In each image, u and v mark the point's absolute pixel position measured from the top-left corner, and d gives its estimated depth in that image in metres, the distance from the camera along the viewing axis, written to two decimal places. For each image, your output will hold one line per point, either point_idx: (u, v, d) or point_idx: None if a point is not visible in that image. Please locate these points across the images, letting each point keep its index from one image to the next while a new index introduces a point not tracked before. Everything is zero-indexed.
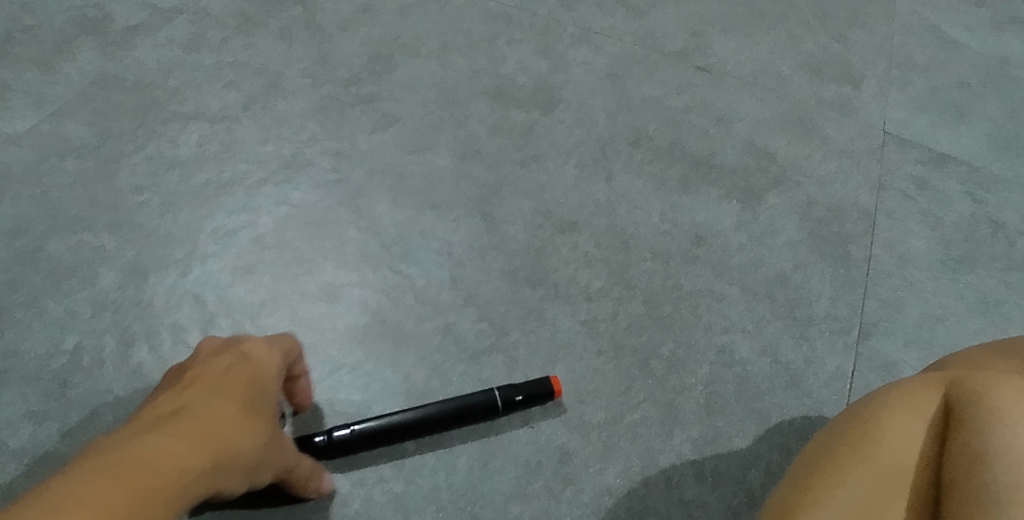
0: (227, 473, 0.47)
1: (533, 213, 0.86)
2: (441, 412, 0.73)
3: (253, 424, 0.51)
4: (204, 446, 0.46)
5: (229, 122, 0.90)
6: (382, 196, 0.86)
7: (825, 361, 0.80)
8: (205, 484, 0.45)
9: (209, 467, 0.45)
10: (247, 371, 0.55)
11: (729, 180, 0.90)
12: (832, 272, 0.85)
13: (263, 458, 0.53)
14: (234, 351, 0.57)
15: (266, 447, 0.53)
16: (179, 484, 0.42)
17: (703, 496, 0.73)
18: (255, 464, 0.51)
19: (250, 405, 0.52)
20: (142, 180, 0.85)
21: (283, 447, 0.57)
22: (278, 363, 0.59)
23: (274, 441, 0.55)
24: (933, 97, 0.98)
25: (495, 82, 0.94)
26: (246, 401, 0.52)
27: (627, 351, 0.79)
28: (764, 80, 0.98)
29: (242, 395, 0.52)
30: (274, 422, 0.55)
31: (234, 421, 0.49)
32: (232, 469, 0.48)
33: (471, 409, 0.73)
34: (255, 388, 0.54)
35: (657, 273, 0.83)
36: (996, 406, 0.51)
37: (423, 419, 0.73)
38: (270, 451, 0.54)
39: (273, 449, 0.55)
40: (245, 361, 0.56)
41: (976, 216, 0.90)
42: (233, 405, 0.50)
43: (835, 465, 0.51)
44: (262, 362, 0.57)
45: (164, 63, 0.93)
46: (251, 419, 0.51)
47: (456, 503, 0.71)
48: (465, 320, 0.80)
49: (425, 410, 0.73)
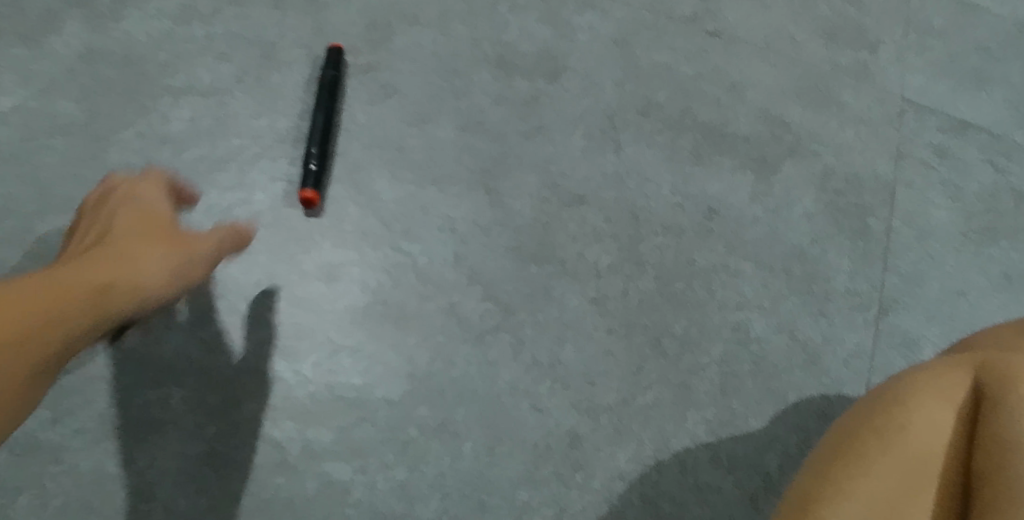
0: (121, 286, 0.51)
1: (539, 186, 0.82)
2: (327, 111, 0.82)
3: (127, 261, 0.54)
4: (66, 276, 0.48)
5: (221, 96, 0.86)
6: (381, 170, 0.82)
7: (843, 338, 0.78)
8: (60, 302, 0.46)
9: (88, 297, 0.48)
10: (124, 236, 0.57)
11: (742, 149, 0.86)
12: (850, 245, 0.82)
13: (142, 261, 0.55)
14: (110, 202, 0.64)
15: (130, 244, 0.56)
16: (34, 306, 0.44)
17: (718, 480, 0.72)
18: (114, 256, 0.54)
19: (105, 256, 0.53)
20: (133, 158, 0.84)
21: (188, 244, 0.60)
22: (154, 188, 0.66)
23: (126, 235, 0.57)
24: (954, 63, 0.93)
25: (497, 50, 0.89)
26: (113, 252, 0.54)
27: (638, 329, 0.77)
28: (779, 44, 0.92)
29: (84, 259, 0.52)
30: (145, 236, 0.58)
31: (100, 262, 0.52)
32: (109, 288, 0.50)
33: (323, 85, 0.84)
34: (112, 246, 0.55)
35: (669, 248, 0.80)
36: None
37: (317, 123, 0.82)
38: (150, 255, 0.55)
39: (152, 239, 0.57)
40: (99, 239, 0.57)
41: (998, 185, 0.87)
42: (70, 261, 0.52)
43: (859, 454, 0.48)
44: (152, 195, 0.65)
45: (154, 34, 0.88)
46: (130, 242, 0.56)
47: (463, 490, 0.71)
48: (470, 299, 0.77)
49: (318, 118, 0.81)
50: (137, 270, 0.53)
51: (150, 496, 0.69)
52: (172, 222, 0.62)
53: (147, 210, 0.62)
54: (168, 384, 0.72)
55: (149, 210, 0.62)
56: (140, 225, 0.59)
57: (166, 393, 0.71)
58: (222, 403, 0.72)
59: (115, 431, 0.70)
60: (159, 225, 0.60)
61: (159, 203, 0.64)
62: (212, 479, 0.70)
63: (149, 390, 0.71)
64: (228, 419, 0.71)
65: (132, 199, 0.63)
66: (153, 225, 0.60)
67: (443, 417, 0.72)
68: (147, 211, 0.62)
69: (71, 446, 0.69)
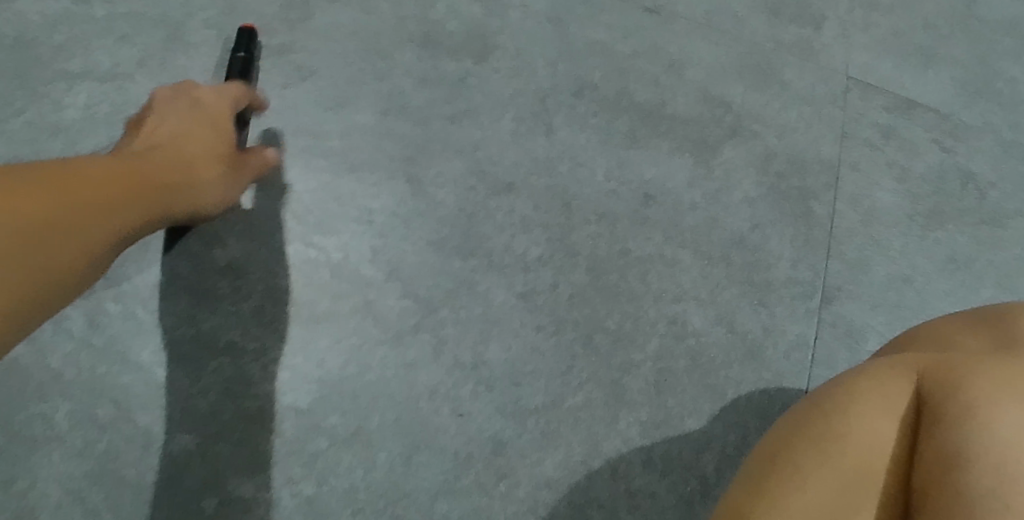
0: (157, 192, 0.48)
1: (464, 173, 0.77)
2: None
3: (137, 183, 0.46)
4: (126, 175, 0.46)
5: (121, 81, 0.81)
6: (294, 158, 0.77)
7: (786, 329, 0.74)
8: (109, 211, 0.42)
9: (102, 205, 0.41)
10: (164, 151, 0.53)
11: (680, 131, 0.82)
12: (792, 230, 0.78)
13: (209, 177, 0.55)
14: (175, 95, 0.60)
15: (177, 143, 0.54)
16: (113, 189, 0.43)
17: (652, 485, 0.68)
18: (186, 163, 0.53)
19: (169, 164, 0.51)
20: (21, 149, 0.78)
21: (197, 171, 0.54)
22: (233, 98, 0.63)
23: (183, 139, 0.55)
24: (899, 39, 0.89)
25: (423, 28, 0.83)
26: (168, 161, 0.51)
27: (569, 325, 0.72)
28: (719, 21, 0.87)
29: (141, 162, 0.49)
30: (212, 151, 0.56)
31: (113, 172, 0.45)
32: (151, 179, 0.48)
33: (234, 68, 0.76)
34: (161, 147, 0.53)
35: (602, 238, 0.76)
36: (976, 401, 0.45)
37: None
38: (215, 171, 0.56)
39: (224, 147, 0.57)
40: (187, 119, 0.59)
41: (945, 165, 0.84)
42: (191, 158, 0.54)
43: (794, 466, 0.45)
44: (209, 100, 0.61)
45: (50, 15, 0.82)
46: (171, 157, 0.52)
47: (376, 504, 0.66)
48: (387, 297, 0.71)
49: None
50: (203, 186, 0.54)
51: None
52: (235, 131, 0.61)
53: (210, 111, 0.60)
54: (54, 397, 0.65)
55: (218, 117, 0.60)
56: (197, 136, 0.56)
57: (51, 407, 0.65)
58: (113, 415, 0.65)
59: None
60: (218, 125, 0.59)
61: (180, 115, 0.58)
62: (99, 500, 0.63)
63: (35, 404, 0.65)
64: (118, 433, 0.65)
65: (213, 95, 0.61)
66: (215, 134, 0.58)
67: (355, 426, 0.67)
68: (213, 109, 0.60)
69: None
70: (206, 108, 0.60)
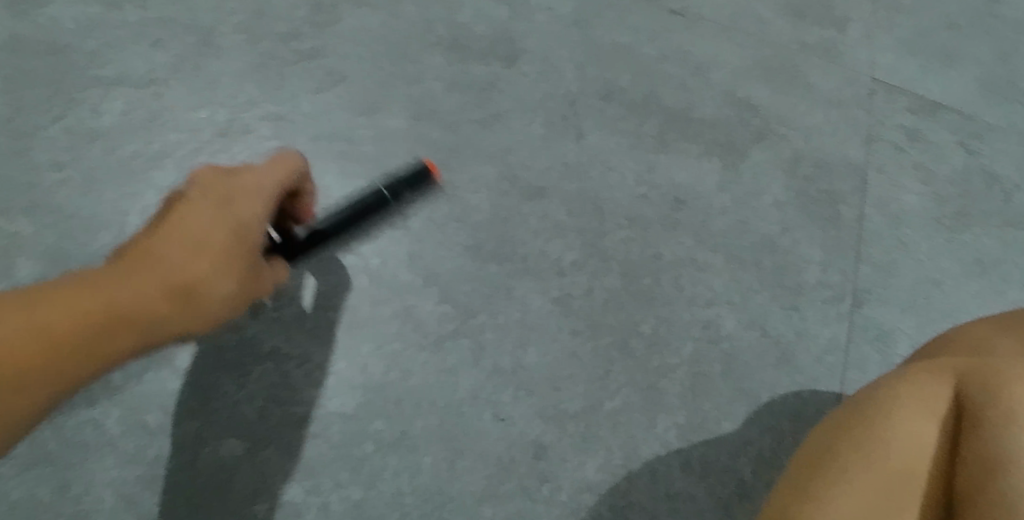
0: (119, 339, 0.44)
1: (497, 178, 0.78)
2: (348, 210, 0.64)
3: (126, 333, 0.45)
4: (126, 328, 0.44)
5: (156, 86, 0.80)
6: (328, 165, 0.78)
7: (817, 333, 0.76)
8: (69, 370, 0.42)
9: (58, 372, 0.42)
10: (149, 271, 0.46)
11: (708, 135, 0.83)
12: (821, 234, 0.80)
13: (192, 309, 0.48)
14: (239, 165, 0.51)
15: (174, 260, 0.46)
16: (84, 351, 0.43)
17: (691, 488, 0.70)
18: (192, 293, 0.47)
19: (132, 309, 0.45)
20: (60, 155, 0.77)
21: (182, 307, 0.47)
22: (278, 184, 0.52)
23: (188, 253, 0.47)
24: (923, 40, 0.89)
25: (451, 32, 0.84)
26: (124, 307, 0.44)
27: (604, 330, 0.73)
28: (744, 23, 0.88)
29: (81, 311, 0.43)
30: (197, 274, 0.47)
31: (111, 312, 0.44)
32: (131, 317, 0.44)
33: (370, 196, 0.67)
34: (140, 265, 0.46)
35: (635, 242, 0.77)
36: (1016, 406, 0.47)
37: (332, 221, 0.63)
38: (202, 302, 0.48)
39: (220, 281, 0.48)
40: (206, 205, 0.49)
41: (971, 168, 0.85)
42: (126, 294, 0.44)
43: (841, 470, 0.45)
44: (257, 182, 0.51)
45: (82, 20, 0.82)
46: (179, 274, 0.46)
47: (423, 508, 0.67)
48: (426, 303, 0.72)
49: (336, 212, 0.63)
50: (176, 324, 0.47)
51: None
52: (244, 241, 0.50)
53: (234, 208, 0.49)
54: (105, 403, 0.67)
55: (242, 227, 0.49)
56: (195, 249, 0.47)
57: (103, 413, 0.66)
58: (164, 421, 0.67)
59: (47, 456, 0.65)
60: (228, 245, 0.49)
61: (198, 215, 0.48)
62: (154, 505, 0.65)
63: (81, 409, 0.66)
64: (170, 439, 0.67)
65: (253, 192, 0.50)
66: (207, 249, 0.48)
67: (399, 431, 0.69)
68: (234, 216, 0.49)
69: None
70: (237, 193, 0.50)
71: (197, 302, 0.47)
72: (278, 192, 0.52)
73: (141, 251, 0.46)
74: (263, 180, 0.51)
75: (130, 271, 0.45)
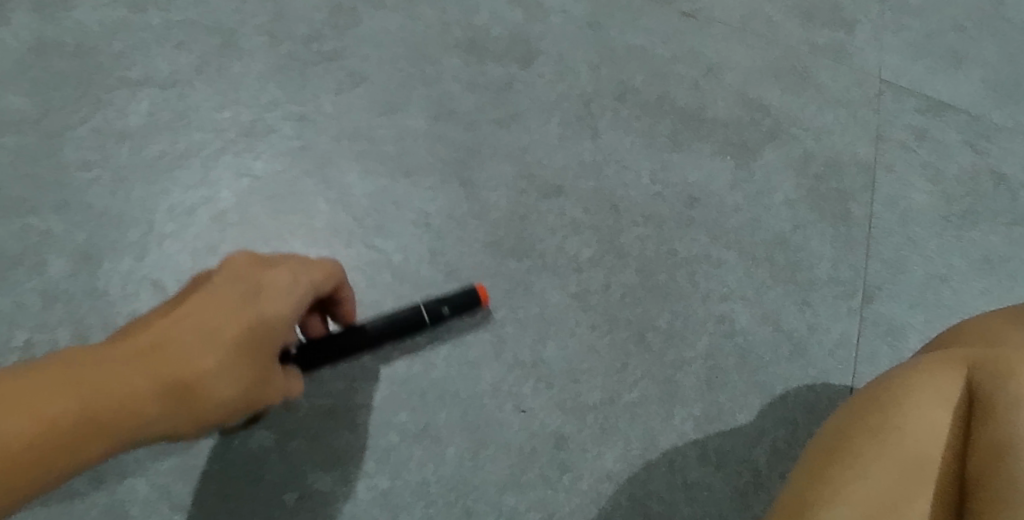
0: (106, 435, 0.45)
1: (515, 177, 0.80)
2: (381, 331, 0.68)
3: (116, 428, 0.46)
4: (117, 421, 0.46)
5: (181, 87, 0.82)
6: (350, 163, 0.80)
7: (829, 327, 0.78)
8: (52, 460, 0.44)
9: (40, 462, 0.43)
10: (154, 364, 0.47)
11: (721, 134, 0.84)
12: (832, 232, 0.81)
13: (188, 410, 0.49)
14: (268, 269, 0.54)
15: (182, 355, 0.48)
16: (72, 442, 0.44)
17: (707, 478, 0.72)
18: (191, 392, 0.49)
19: (130, 403, 0.46)
20: (90, 155, 0.78)
21: (179, 408, 0.48)
22: (304, 294, 0.55)
23: (194, 350, 0.49)
24: (929, 41, 0.91)
25: (468, 34, 0.86)
26: (124, 400, 0.46)
27: (621, 324, 0.75)
28: (754, 25, 0.89)
29: (77, 401, 0.44)
30: (200, 372, 0.49)
31: (107, 402, 0.45)
32: (123, 417, 0.46)
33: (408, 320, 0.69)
34: (146, 358, 0.47)
35: (650, 239, 0.79)
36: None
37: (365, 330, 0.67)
38: (198, 404, 0.49)
39: (219, 384, 0.50)
40: (227, 304, 0.51)
41: (978, 167, 0.86)
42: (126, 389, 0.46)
43: (856, 455, 0.47)
44: (283, 288, 0.53)
45: (107, 23, 0.83)
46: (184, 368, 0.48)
47: (447, 498, 0.69)
48: (448, 298, 0.75)
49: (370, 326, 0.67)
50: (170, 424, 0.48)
51: (123, 514, 0.66)
52: (257, 347, 0.52)
53: (256, 310, 0.52)
54: None
55: (259, 329, 0.52)
56: (205, 347, 0.49)
57: None
58: None
59: None
60: (241, 341, 0.51)
61: (219, 312, 0.50)
62: (187, 494, 0.67)
63: None
64: None
65: (278, 296, 0.53)
66: (217, 349, 0.49)
67: (424, 422, 0.71)
68: (256, 313, 0.52)
69: None
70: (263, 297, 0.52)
71: (200, 398, 0.49)
72: (302, 302, 0.55)
73: (153, 342, 0.48)
74: (293, 281, 0.54)
75: (139, 361, 0.47)
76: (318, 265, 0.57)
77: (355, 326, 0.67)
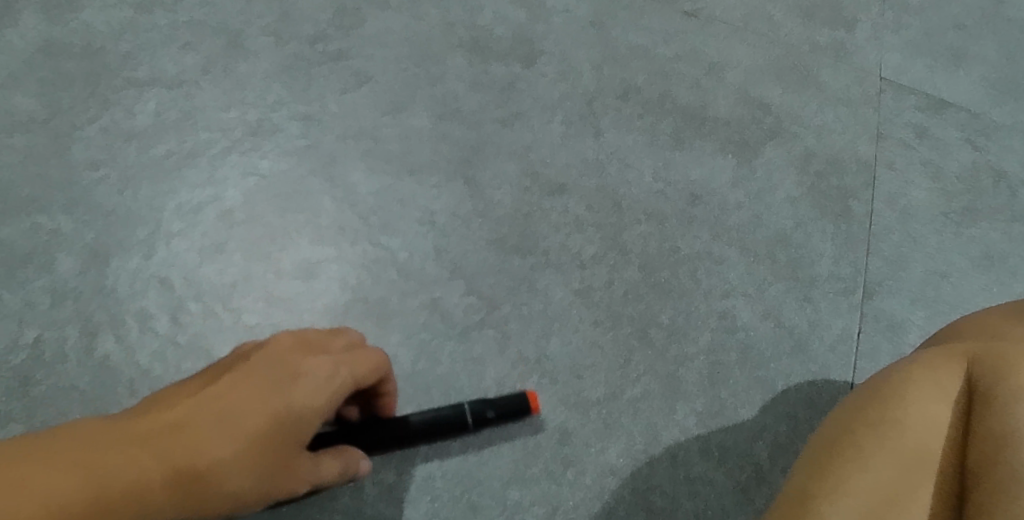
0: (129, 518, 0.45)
1: (519, 175, 0.81)
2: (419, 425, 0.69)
3: (138, 511, 0.46)
4: (140, 501, 0.46)
5: (188, 87, 0.82)
6: (356, 162, 0.80)
7: (830, 323, 0.78)
8: None
9: None
10: (183, 447, 0.49)
11: (723, 132, 0.85)
12: (833, 229, 0.82)
13: (205, 498, 0.50)
14: (304, 359, 0.57)
15: (207, 443, 0.50)
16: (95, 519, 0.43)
17: (709, 472, 0.72)
18: (211, 479, 0.50)
19: (155, 484, 0.46)
20: (98, 155, 0.79)
21: (199, 499, 0.49)
22: (339, 391, 0.58)
23: (221, 435, 0.51)
24: (929, 40, 0.92)
25: (472, 34, 0.86)
26: (151, 480, 0.46)
27: (624, 321, 0.76)
28: (756, 24, 0.90)
29: (104, 474, 0.44)
30: (226, 458, 0.51)
31: (132, 480, 0.45)
32: (148, 500, 0.46)
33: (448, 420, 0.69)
34: (175, 438, 0.49)
35: (653, 237, 0.80)
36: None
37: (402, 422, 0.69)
38: (216, 491, 0.50)
39: (236, 476, 0.51)
40: (258, 387, 0.54)
41: (978, 164, 0.87)
42: (152, 469, 0.46)
43: (857, 449, 0.48)
44: (319, 382, 0.56)
45: (114, 24, 0.84)
46: (205, 455, 0.49)
47: (452, 492, 0.70)
48: (452, 294, 0.76)
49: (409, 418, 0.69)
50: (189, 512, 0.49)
51: None
52: (283, 436, 0.54)
53: (289, 398, 0.55)
54: None
55: (289, 417, 0.54)
56: (235, 433, 0.51)
57: None
58: None
59: None
60: (264, 432, 0.53)
61: (253, 397, 0.53)
62: None
63: (128, 399, 0.71)
64: None
65: (313, 390, 0.56)
66: (246, 437, 0.52)
67: None
68: (284, 405, 0.54)
69: None
70: (299, 387, 0.55)
71: (215, 488, 0.50)
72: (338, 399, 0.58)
73: (186, 422, 0.50)
74: (329, 375, 0.57)
75: (168, 439, 0.48)
76: (359, 358, 0.60)
77: (396, 418, 0.68)
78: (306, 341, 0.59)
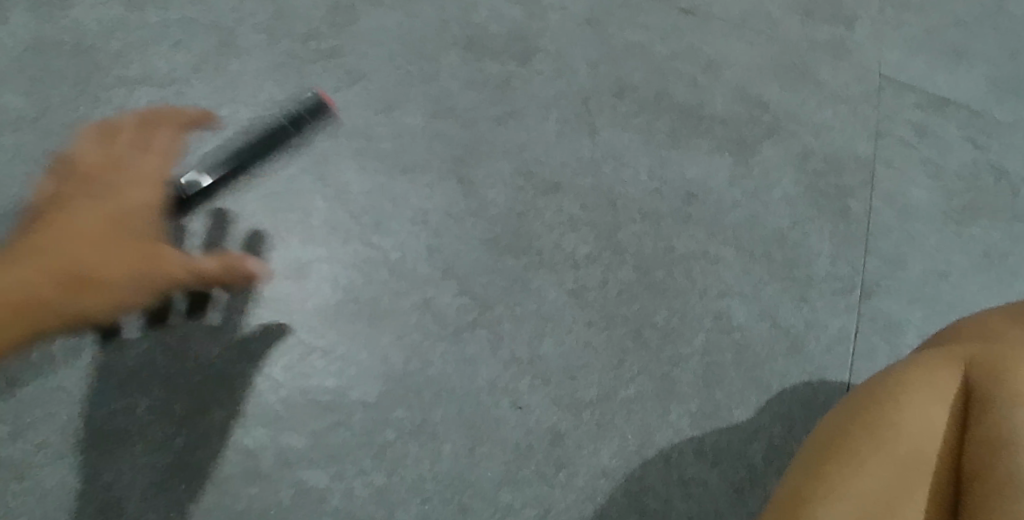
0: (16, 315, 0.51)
1: (512, 174, 0.80)
2: None
3: (42, 290, 0.52)
4: (23, 299, 0.52)
5: (179, 87, 0.82)
6: (348, 161, 0.79)
7: (827, 323, 0.77)
8: None
9: None
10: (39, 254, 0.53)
11: (719, 131, 0.84)
12: (831, 228, 0.81)
13: (110, 283, 0.54)
14: (103, 152, 0.59)
15: (64, 248, 0.54)
16: None
17: (704, 474, 0.71)
18: (91, 269, 0.54)
19: (30, 282, 0.52)
20: None
21: (106, 282, 0.54)
22: (159, 150, 0.60)
23: (65, 237, 0.54)
24: (930, 37, 0.91)
25: (466, 31, 0.86)
26: (41, 269, 0.52)
27: (618, 321, 0.75)
28: (754, 21, 0.89)
29: None
30: (83, 255, 0.54)
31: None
32: (19, 299, 0.51)
33: None
34: (40, 249, 0.53)
35: (648, 236, 0.79)
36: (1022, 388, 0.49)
37: None
38: (116, 276, 0.54)
39: (116, 269, 0.54)
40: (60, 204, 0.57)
41: (978, 163, 0.86)
42: (28, 269, 0.52)
43: (852, 450, 0.47)
44: (140, 159, 0.59)
45: (105, 21, 0.83)
46: (105, 238, 0.55)
47: (443, 494, 0.69)
48: (445, 294, 0.75)
49: None
50: (113, 297, 0.54)
51: (119, 512, 0.66)
52: (140, 231, 0.57)
53: (116, 187, 0.57)
54: (134, 393, 0.68)
55: (122, 212, 0.57)
56: (64, 241, 0.54)
57: (133, 402, 0.68)
58: (190, 411, 0.69)
59: (76, 445, 0.67)
60: (107, 222, 0.56)
61: (82, 208, 0.56)
62: (183, 492, 0.67)
63: (114, 400, 0.68)
64: (198, 429, 0.68)
65: (135, 173, 0.59)
66: (98, 237, 0.55)
67: (420, 418, 0.71)
68: (117, 199, 0.57)
69: (32, 462, 0.66)
70: (117, 170, 0.58)
71: (102, 281, 0.54)
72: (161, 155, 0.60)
73: (43, 239, 0.54)
74: (151, 147, 0.60)
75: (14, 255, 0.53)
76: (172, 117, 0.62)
77: None
78: (123, 137, 0.60)
